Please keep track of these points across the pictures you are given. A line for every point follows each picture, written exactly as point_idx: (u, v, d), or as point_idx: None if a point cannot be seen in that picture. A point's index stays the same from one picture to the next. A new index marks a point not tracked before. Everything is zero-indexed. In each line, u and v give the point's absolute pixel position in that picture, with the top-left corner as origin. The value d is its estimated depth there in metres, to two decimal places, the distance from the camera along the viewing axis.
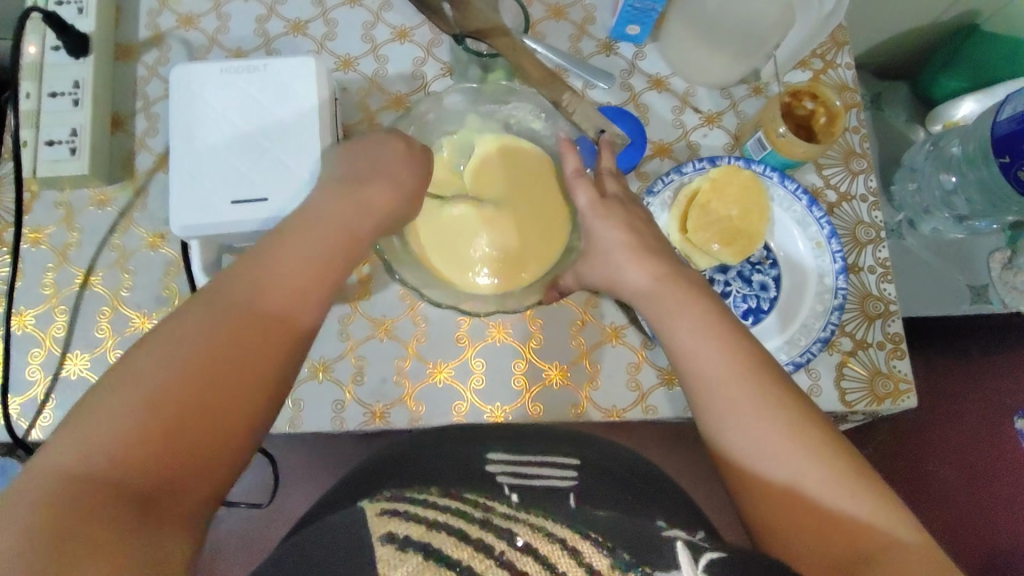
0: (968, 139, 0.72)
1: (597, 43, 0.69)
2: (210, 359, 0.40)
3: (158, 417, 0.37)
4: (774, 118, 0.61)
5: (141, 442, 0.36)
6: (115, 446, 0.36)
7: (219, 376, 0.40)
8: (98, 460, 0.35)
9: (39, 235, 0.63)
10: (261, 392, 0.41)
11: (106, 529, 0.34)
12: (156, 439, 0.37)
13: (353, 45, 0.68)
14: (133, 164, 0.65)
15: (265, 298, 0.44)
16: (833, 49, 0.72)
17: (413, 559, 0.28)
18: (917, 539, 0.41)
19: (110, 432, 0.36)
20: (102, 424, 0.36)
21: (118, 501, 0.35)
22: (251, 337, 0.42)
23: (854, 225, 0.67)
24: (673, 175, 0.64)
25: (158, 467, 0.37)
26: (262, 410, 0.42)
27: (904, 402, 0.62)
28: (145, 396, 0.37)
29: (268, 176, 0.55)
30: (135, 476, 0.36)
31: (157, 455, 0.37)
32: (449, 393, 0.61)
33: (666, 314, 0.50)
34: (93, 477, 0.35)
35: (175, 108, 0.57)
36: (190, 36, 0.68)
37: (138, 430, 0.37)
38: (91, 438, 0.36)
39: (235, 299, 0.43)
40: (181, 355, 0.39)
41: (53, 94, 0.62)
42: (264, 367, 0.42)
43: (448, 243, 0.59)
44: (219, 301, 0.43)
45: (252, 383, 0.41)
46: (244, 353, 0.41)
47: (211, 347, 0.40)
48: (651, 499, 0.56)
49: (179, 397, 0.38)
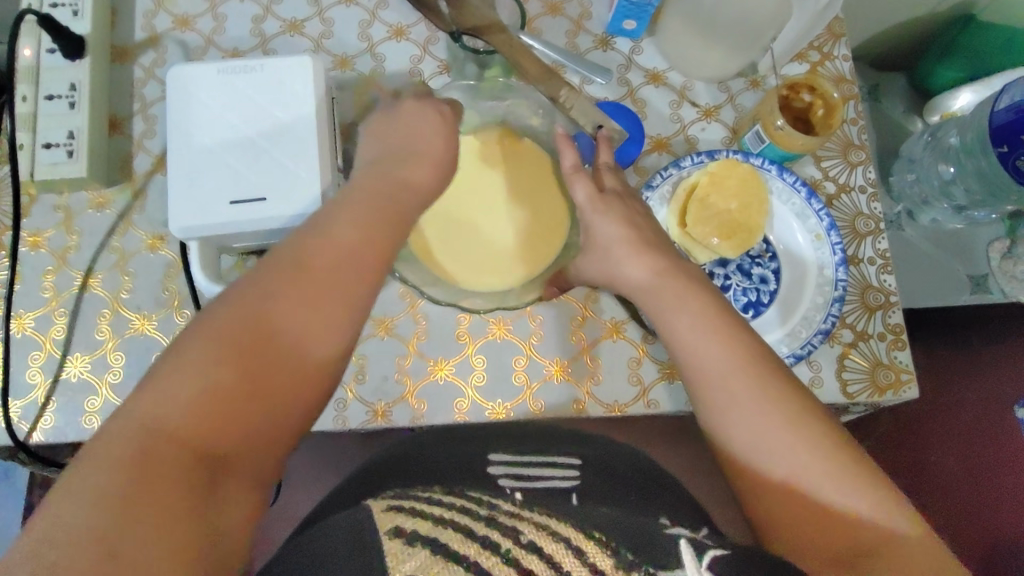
0: (965, 129, 0.72)
1: (594, 39, 0.69)
2: (254, 351, 0.38)
3: (204, 410, 0.36)
4: (771, 111, 0.61)
5: (186, 436, 0.35)
6: (150, 434, 0.34)
7: (264, 368, 0.38)
8: (143, 454, 0.33)
9: (38, 238, 0.63)
10: (305, 386, 0.40)
11: (158, 523, 0.32)
12: (203, 432, 0.36)
13: (349, 43, 0.68)
14: (131, 166, 0.65)
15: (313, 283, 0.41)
16: (830, 41, 0.71)
17: (421, 554, 0.28)
18: (920, 530, 0.41)
19: (155, 422, 0.35)
20: (143, 414, 0.35)
21: (167, 495, 0.33)
22: (296, 328, 0.40)
23: (853, 216, 0.67)
24: (671, 169, 0.64)
25: (205, 462, 0.35)
26: (297, 413, 0.40)
27: (906, 392, 0.62)
28: (188, 386, 0.36)
29: (266, 176, 0.55)
30: (183, 469, 0.34)
31: (203, 449, 0.35)
32: (450, 391, 0.61)
33: (666, 309, 0.50)
34: (141, 468, 0.33)
35: (172, 110, 0.57)
36: (186, 37, 0.68)
37: (182, 423, 0.35)
38: (135, 428, 0.34)
39: (278, 283, 0.41)
40: (224, 344, 0.38)
41: (49, 97, 0.62)
42: (308, 361, 0.40)
43: (453, 241, 0.58)
44: (262, 286, 0.40)
45: (296, 376, 0.39)
46: (288, 345, 0.40)
47: (255, 338, 0.39)
48: (655, 496, 0.57)
49: (224, 390, 0.37)
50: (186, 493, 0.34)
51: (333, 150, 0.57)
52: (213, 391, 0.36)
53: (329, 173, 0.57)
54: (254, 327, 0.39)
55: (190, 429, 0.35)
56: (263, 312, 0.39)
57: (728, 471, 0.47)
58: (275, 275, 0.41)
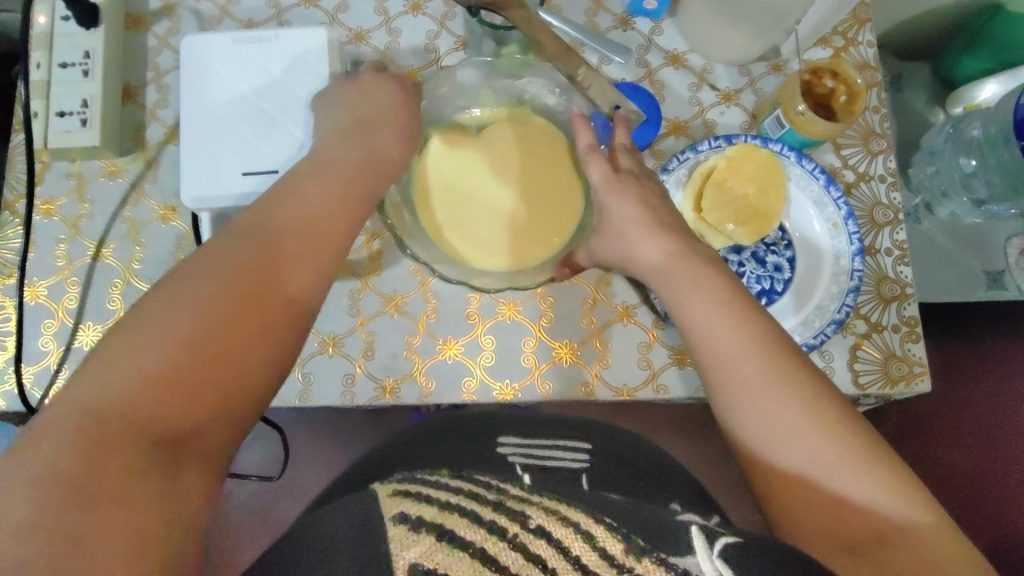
0: (989, 121, 0.72)
1: (614, 18, 0.68)
2: (224, 332, 0.39)
3: (164, 393, 0.36)
4: (793, 95, 0.60)
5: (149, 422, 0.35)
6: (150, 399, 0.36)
7: (235, 351, 0.39)
8: (95, 435, 0.34)
9: (51, 206, 0.63)
10: (272, 363, 0.41)
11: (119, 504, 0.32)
12: (193, 390, 0.37)
13: (365, 17, 0.67)
14: (144, 136, 0.65)
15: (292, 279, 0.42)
16: (854, 27, 0.70)
17: (426, 540, 0.28)
18: (933, 519, 0.41)
19: (130, 405, 0.35)
20: (113, 398, 0.35)
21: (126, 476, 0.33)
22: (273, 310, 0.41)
23: (871, 206, 0.66)
24: (688, 153, 0.63)
25: (169, 445, 0.36)
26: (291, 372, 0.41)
27: (919, 385, 0.62)
28: (151, 367, 0.36)
29: (279, 148, 0.55)
30: (140, 450, 0.34)
31: (164, 432, 0.36)
32: (459, 370, 0.61)
33: (680, 291, 0.50)
34: (93, 450, 0.33)
35: (187, 80, 0.56)
36: (200, 7, 0.67)
37: (146, 404, 0.35)
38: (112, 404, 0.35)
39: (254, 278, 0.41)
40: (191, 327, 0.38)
41: (63, 64, 0.62)
42: (281, 338, 0.41)
43: (461, 227, 0.58)
44: (234, 277, 0.40)
45: (268, 352, 0.40)
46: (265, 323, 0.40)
47: (226, 323, 0.39)
48: (666, 481, 0.56)
49: (192, 373, 0.37)
50: (142, 472, 0.34)
51: None
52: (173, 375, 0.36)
53: None
54: (235, 314, 0.39)
55: (169, 402, 0.36)
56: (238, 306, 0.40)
57: (737, 455, 0.46)
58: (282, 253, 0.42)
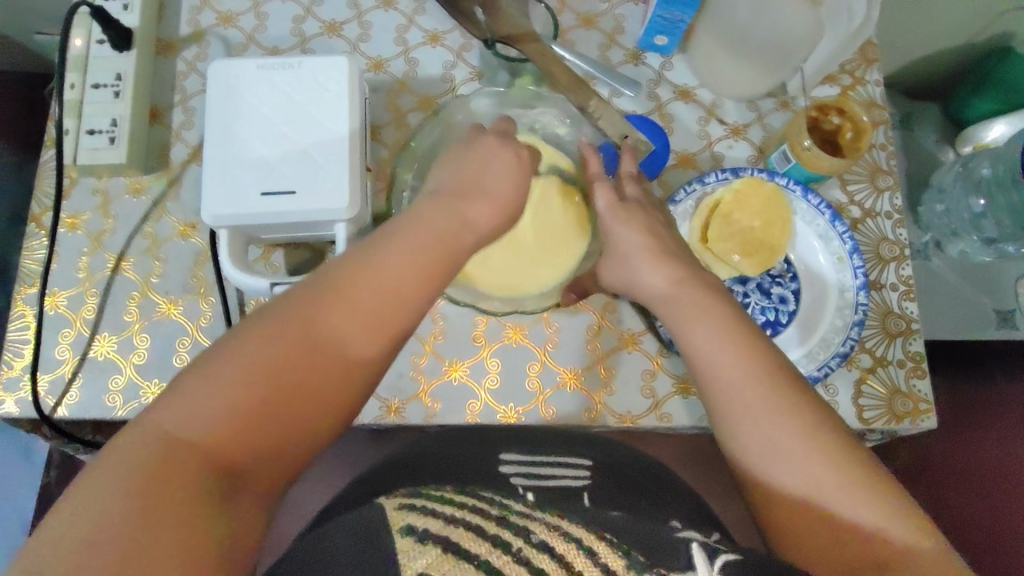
0: (998, 161, 0.71)
1: (626, 53, 0.70)
2: (275, 369, 0.40)
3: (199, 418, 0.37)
4: (799, 131, 0.61)
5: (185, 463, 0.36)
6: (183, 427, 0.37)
7: (288, 392, 0.40)
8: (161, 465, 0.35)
9: (76, 220, 0.65)
10: (306, 388, 0.40)
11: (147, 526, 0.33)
12: (227, 412, 0.38)
13: (385, 47, 0.70)
14: (168, 155, 0.67)
15: (325, 306, 0.42)
16: (862, 66, 0.71)
17: (432, 552, 0.28)
18: (934, 548, 0.40)
19: (160, 443, 0.36)
20: (160, 440, 0.36)
21: (182, 507, 0.34)
22: (329, 348, 0.42)
23: (877, 241, 0.67)
24: (696, 184, 0.64)
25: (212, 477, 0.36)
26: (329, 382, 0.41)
27: (924, 422, 0.61)
28: (204, 411, 0.37)
29: (297, 170, 0.57)
30: (173, 481, 0.35)
31: (197, 455, 0.36)
32: (464, 392, 0.62)
33: (683, 318, 0.51)
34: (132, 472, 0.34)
35: (214, 102, 0.58)
36: (229, 34, 0.70)
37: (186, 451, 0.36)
38: (144, 432, 0.36)
39: (289, 304, 0.42)
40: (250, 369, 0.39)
41: (96, 85, 0.65)
42: (314, 355, 0.41)
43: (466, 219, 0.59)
44: (285, 318, 0.41)
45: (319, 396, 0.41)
46: (319, 365, 0.41)
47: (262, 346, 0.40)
48: (666, 501, 0.55)
49: (249, 418, 0.38)
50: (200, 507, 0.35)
51: (363, 151, 0.59)
52: (218, 417, 0.37)
53: (358, 169, 0.58)
54: (292, 358, 0.40)
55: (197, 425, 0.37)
56: (268, 331, 0.41)
57: (740, 481, 0.47)
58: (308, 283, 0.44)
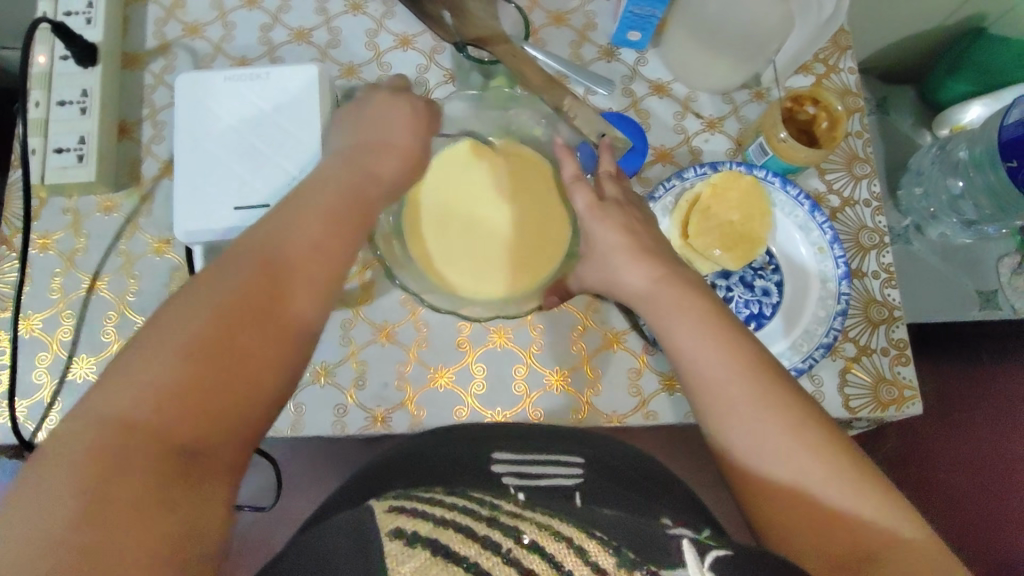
0: (975, 143, 0.71)
1: (599, 49, 0.70)
2: (230, 345, 0.38)
3: (157, 404, 0.35)
4: (774, 123, 0.61)
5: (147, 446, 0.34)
6: (137, 412, 0.35)
7: (239, 369, 0.38)
8: (106, 461, 0.33)
9: (47, 240, 0.64)
10: (262, 368, 0.39)
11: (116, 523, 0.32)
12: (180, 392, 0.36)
13: (356, 52, 0.69)
14: (140, 171, 0.66)
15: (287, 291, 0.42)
16: (835, 54, 0.71)
17: (421, 555, 0.27)
18: (925, 537, 0.40)
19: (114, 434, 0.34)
20: (111, 432, 0.34)
21: (136, 510, 0.33)
22: (274, 324, 0.41)
23: (856, 230, 0.67)
24: (675, 180, 0.64)
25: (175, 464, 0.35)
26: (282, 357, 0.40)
27: (908, 408, 0.62)
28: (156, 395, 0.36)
29: (270, 183, 0.56)
30: (139, 473, 0.34)
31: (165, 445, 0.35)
32: (450, 398, 0.62)
33: (666, 315, 0.50)
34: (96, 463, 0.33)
35: (181, 114, 0.57)
36: (196, 45, 0.69)
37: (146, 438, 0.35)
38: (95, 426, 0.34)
39: (244, 282, 0.41)
40: (178, 356, 0.37)
41: (61, 102, 0.63)
42: (271, 337, 0.40)
43: (446, 219, 0.60)
44: (236, 300, 0.40)
45: (255, 383, 0.39)
46: (263, 340, 0.40)
47: (216, 327, 0.38)
48: (657, 496, 0.55)
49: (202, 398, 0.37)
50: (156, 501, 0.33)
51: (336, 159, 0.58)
52: (175, 396, 0.36)
53: None
54: (234, 342, 0.39)
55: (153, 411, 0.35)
56: (223, 316, 0.39)
57: (730, 478, 0.46)
58: (261, 268, 0.42)
